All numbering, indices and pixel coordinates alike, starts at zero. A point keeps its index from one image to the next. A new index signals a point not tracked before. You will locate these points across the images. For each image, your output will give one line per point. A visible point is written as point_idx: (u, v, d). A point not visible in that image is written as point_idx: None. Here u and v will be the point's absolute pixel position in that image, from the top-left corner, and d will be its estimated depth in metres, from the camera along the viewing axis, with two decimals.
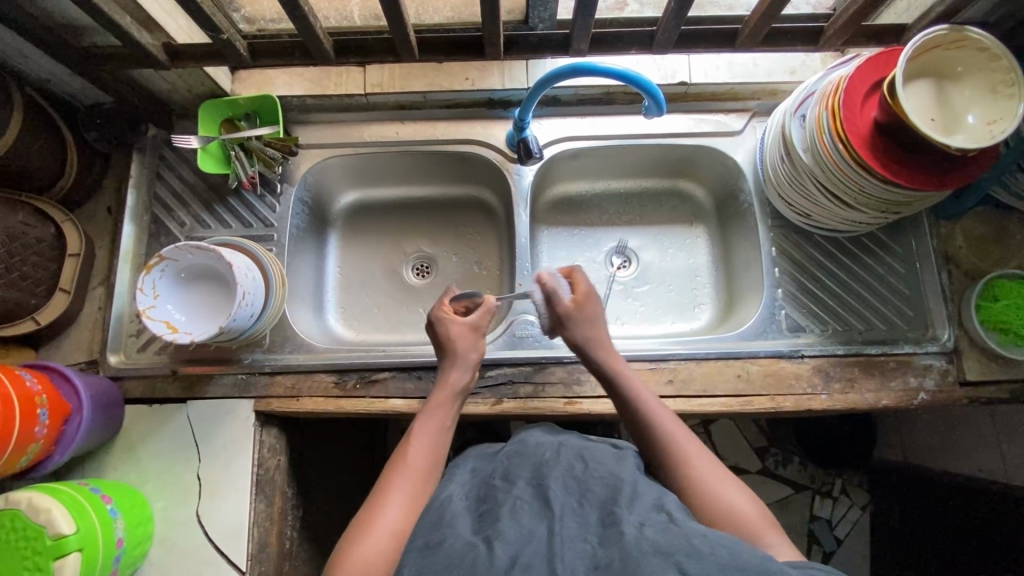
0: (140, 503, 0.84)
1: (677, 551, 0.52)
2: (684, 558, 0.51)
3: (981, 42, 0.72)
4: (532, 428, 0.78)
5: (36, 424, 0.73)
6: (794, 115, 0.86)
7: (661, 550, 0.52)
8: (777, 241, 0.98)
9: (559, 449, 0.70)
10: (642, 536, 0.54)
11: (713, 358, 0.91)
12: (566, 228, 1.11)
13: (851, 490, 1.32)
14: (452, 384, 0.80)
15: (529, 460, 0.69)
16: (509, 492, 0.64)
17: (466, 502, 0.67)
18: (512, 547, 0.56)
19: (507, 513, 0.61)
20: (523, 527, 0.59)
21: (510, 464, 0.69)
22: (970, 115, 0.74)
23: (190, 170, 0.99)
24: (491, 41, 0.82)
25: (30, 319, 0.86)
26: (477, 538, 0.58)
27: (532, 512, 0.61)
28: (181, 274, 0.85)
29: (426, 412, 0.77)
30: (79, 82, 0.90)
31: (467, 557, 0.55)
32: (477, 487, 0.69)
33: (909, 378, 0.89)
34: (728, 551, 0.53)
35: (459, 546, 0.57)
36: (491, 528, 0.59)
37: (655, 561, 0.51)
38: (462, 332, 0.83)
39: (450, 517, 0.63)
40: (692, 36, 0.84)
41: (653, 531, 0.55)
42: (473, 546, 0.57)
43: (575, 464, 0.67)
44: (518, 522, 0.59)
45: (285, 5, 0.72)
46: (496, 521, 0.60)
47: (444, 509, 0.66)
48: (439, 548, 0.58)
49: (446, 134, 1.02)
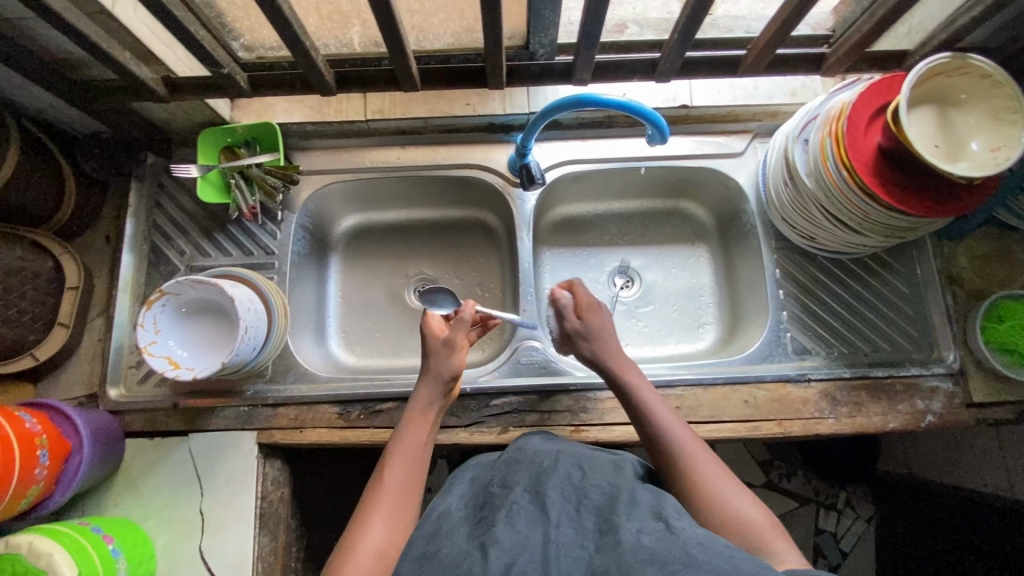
0: (141, 541, 0.83)
1: (674, 559, 0.52)
2: (680, 565, 0.51)
3: (984, 69, 0.71)
4: (530, 436, 0.78)
5: (35, 466, 0.72)
6: (797, 140, 0.86)
7: (657, 558, 0.52)
8: (780, 263, 0.97)
9: (557, 459, 0.70)
10: (639, 543, 0.55)
11: (719, 383, 0.90)
12: (568, 249, 1.11)
13: (856, 503, 1.31)
14: (423, 397, 0.79)
15: (528, 468, 0.69)
16: (506, 498, 0.64)
17: (463, 511, 0.66)
18: (507, 555, 0.55)
19: (503, 517, 0.60)
20: (519, 534, 0.58)
21: (508, 471, 0.69)
22: (974, 142, 0.73)
23: (190, 199, 0.98)
24: (493, 72, 0.82)
25: (29, 356, 0.84)
26: (472, 546, 0.58)
27: (528, 518, 0.60)
28: (181, 308, 0.83)
29: (416, 432, 0.76)
30: (76, 112, 0.89)
31: (462, 566, 0.56)
32: (476, 495, 0.69)
33: (916, 401, 0.89)
34: (727, 562, 0.52)
35: (456, 553, 0.58)
36: (487, 534, 0.59)
37: (650, 569, 0.51)
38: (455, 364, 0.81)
39: (449, 527, 0.63)
40: (695, 63, 0.85)
41: (650, 538, 0.55)
42: (469, 554, 0.57)
43: (574, 473, 0.67)
44: (514, 527, 0.59)
45: (286, 40, 0.71)
46: (491, 527, 0.60)
47: (442, 518, 0.65)
48: (436, 557, 0.58)
49: (447, 158, 1.02)
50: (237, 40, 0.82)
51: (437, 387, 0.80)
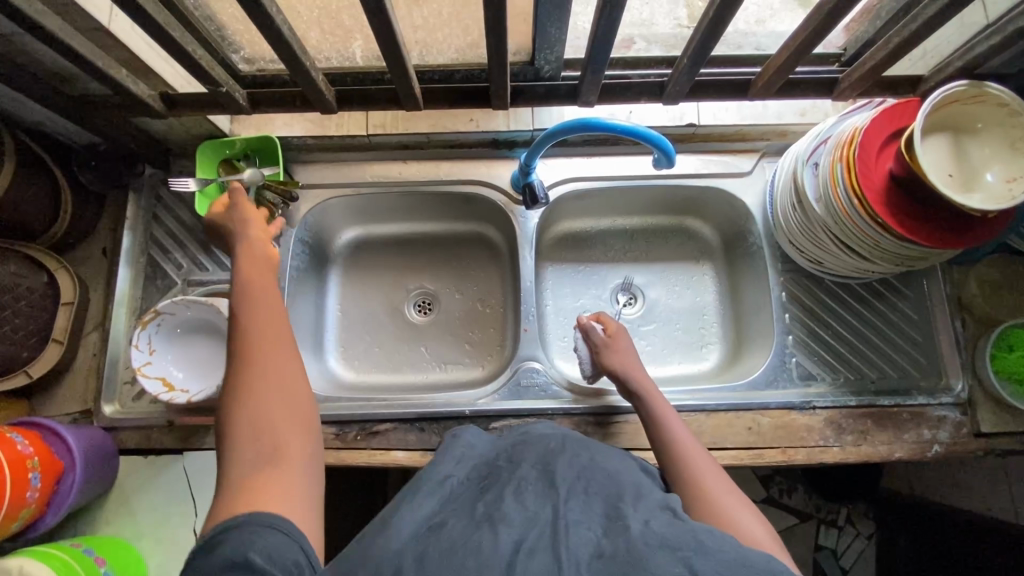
0: (134, 561, 0.81)
1: (685, 547, 0.51)
2: (692, 555, 0.50)
3: (1001, 98, 0.70)
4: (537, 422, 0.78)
5: (26, 488, 0.70)
6: (806, 163, 0.84)
7: (668, 544, 0.51)
8: (787, 285, 0.96)
9: (564, 441, 0.70)
10: (650, 529, 0.53)
11: (723, 410, 0.89)
12: (570, 265, 1.09)
13: (856, 519, 1.28)
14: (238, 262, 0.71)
15: (535, 448, 0.69)
16: (513, 474, 0.63)
17: (462, 482, 0.65)
18: (516, 531, 0.54)
19: (512, 491, 0.59)
20: (528, 510, 0.57)
21: (515, 449, 0.69)
22: (989, 173, 0.72)
23: (188, 212, 0.97)
24: (498, 93, 0.81)
25: (22, 374, 0.83)
26: (477, 519, 0.56)
27: (536, 494, 0.59)
28: (176, 328, 0.82)
29: (256, 280, 0.68)
30: (73, 125, 0.87)
31: (470, 538, 0.53)
32: (478, 467, 0.67)
33: (923, 430, 0.88)
34: (737, 551, 0.51)
35: (462, 527, 0.55)
36: (493, 507, 0.58)
37: (662, 554, 0.50)
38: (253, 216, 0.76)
39: (448, 497, 0.62)
40: (704, 86, 0.83)
41: (660, 525, 0.54)
42: (476, 526, 0.55)
43: (582, 455, 0.67)
44: (522, 502, 0.58)
45: (286, 59, 0.70)
46: (499, 500, 0.59)
47: (440, 486, 0.63)
48: (441, 529, 0.55)
49: (450, 173, 1.00)
50: (237, 53, 0.80)
51: (256, 242, 0.73)
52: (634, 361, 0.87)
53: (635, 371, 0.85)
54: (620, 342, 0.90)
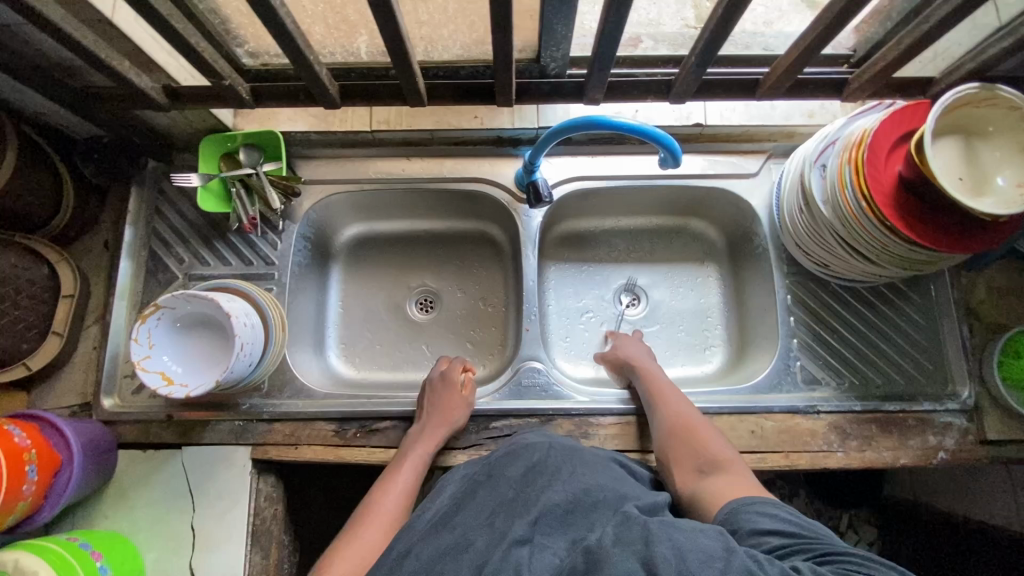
0: (131, 556, 0.81)
1: (637, 540, 0.55)
2: (642, 546, 0.54)
3: (1013, 101, 0.69)
4: (526, 432, 0.81)
5: (23, 482, 0.70)
6: (814, 164, 0.83)
7: (622, 542, 0.55)
8: (791, 288, 0.95)
9: (549, 451, 0.72)
10: (607, 533, 0.57)
11: (726, 412, 0.88)
12: (574, 265, 1.08)
13: (858, 525, 1.24)
14: (432, 441, 0.82)
15: (517, 460, 0.72)
16: (491, 493, 0.68)
17: (447, 498, 0.70)
18: (480, 558, 0.59)
19: (484, 516, 0.64)
20: (495, 531, 0.62)
21: (497, 463, 0.72)
22: (1000, 176, 0.71)
23: (190, 206, 0.96)
24: (503, 89, 0.80)
25: (21, 365, 0.83)
26: (450, 543, 0.62)
27: (506, 514, 0.64)
28: (177, 322, 0.82)
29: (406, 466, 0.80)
30: (76, 117, 0.87)
31: (438, 568, 0.59)
32: (462, 487, 0.71)
33: (928, 437, 0.87)
34: (685, 536, 0.54)
35: (433, 553, 0.61)
36: (466, 532, 0.63)
37: (616, 551, 0.54)
38: (455, 398, 0.86)
39: (430, 517, 0.67)
40: (712, 85, 0.82)
41: (617, 526, 0.58)
42: (449, 552, 0.61)
43: (562, 469, 0.69)
44: (492, 526, 0.63)
45: (289, 52, 0.69)
46: (471, 525, 0.64)
47: (425, 509, 0.69)
48: (411, 556, 0.61)
49: (454, 171, 0.99)
50: (241, 47, 0.79)
51: (438, 424, 0.83)
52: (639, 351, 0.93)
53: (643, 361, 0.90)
54: (629, 340, 0.96)
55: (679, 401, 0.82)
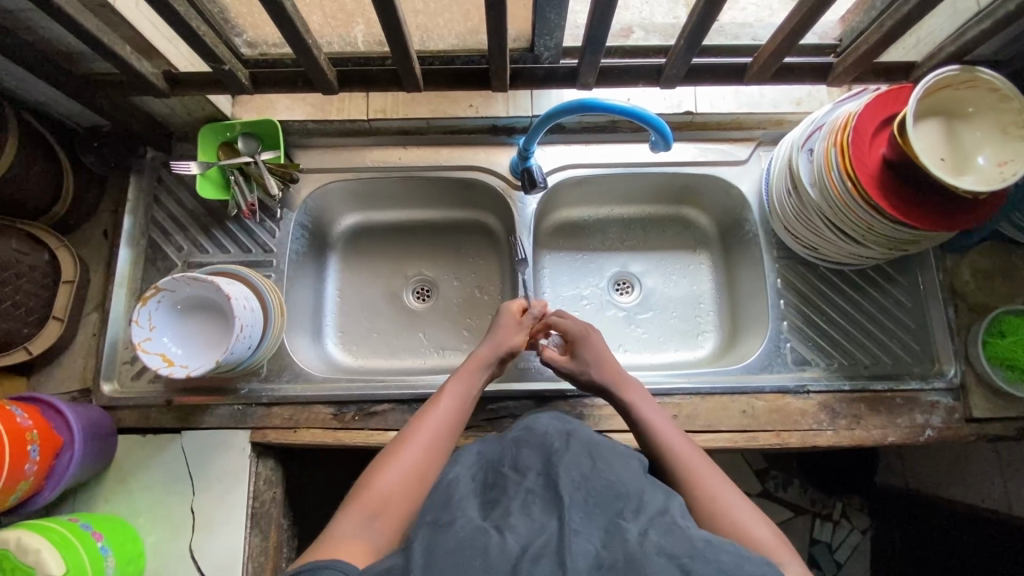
0: (131, 538, 0.82)
1: (682, 553, 0.52)
2: (688, 560, 0.51)
3: (993, 83, 0.71)
4: (540, 414, 0.74)
5: (26, 461, 0.71)
6: (801, 149, 0.85)
7: (667, 552, 0.52)
8: (782, 272, 0.97)
9: (569, 442, 0.66)
10: (648, 539, 0.54)
11: (718, 393, 0.90)
12: (568, 254, 1.10)
13: (852, 513, 1.25)
14: (485, 356, 0.82)
15: (538, 448, 0.66)
16: (519, 483, 0.62)
17: (473, 484, 0.65)
18: (521, 540, 0.54)
19: (517, 505, 0.59)
20: (533, 521, 0.57)
21: (519, 451, 0.67)
22: (980, 157, 0.73)
23: (189, 195, 0.97)
24: (498, 74, 0.82)
25: (22, 349, 0.84)
26: (486, 525, 0.57)
27: (543, 505, 0.59)
28: (177, 304, 0.83)
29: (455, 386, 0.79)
30: (76, 106, 0.88)
31: (478, 543, 0.54)
32: (483, 471, 0.67)
33: (916, 415, 0.89)
34: (731, 558, 0.53)
35: (470, 528, 0.56)
36: (501, 517, 0.58)
37: (660, 562, 0.51)
38: (513, 323, 0.86)
39: (458, 499, 0.62)
40: (700, 71, 0.84)
41: (658, 533, 0.55)
42: (484, 531, 0.55)
43: (584, 462, 0.63)
44: (528, 514, 0.58)
45: (290, 38, 0.71)
46: (506, 513, 0.58)
47: (450, 490, 0.64)
48: (449, 529, 0.56)
49: (449, 159, 1.01)
50: (240, 36, 0.81)
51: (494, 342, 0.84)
52: (592, 362, 0.84)
53: (608, 375, 0.82)
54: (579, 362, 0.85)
55: (672, 432, 0.75)
